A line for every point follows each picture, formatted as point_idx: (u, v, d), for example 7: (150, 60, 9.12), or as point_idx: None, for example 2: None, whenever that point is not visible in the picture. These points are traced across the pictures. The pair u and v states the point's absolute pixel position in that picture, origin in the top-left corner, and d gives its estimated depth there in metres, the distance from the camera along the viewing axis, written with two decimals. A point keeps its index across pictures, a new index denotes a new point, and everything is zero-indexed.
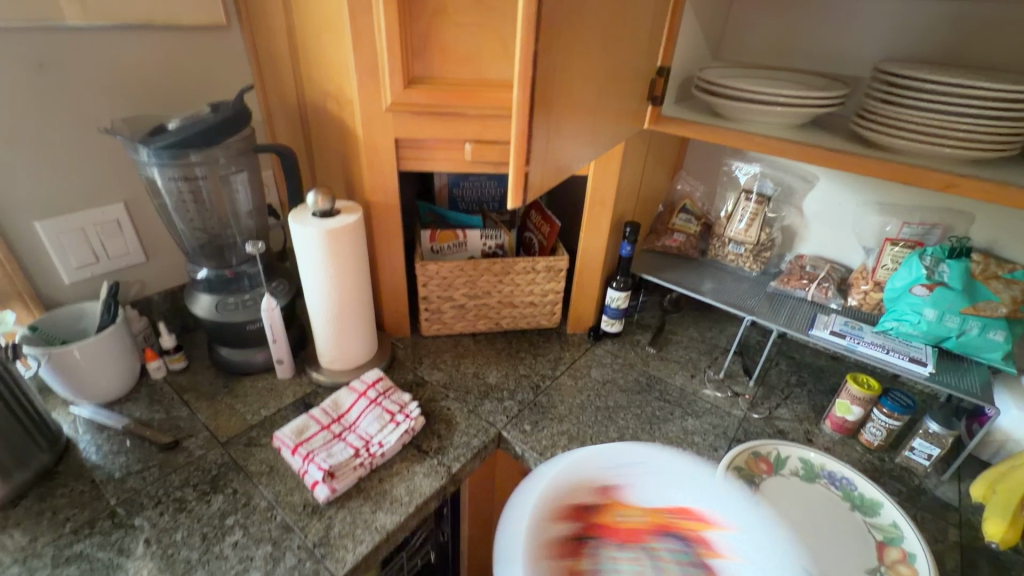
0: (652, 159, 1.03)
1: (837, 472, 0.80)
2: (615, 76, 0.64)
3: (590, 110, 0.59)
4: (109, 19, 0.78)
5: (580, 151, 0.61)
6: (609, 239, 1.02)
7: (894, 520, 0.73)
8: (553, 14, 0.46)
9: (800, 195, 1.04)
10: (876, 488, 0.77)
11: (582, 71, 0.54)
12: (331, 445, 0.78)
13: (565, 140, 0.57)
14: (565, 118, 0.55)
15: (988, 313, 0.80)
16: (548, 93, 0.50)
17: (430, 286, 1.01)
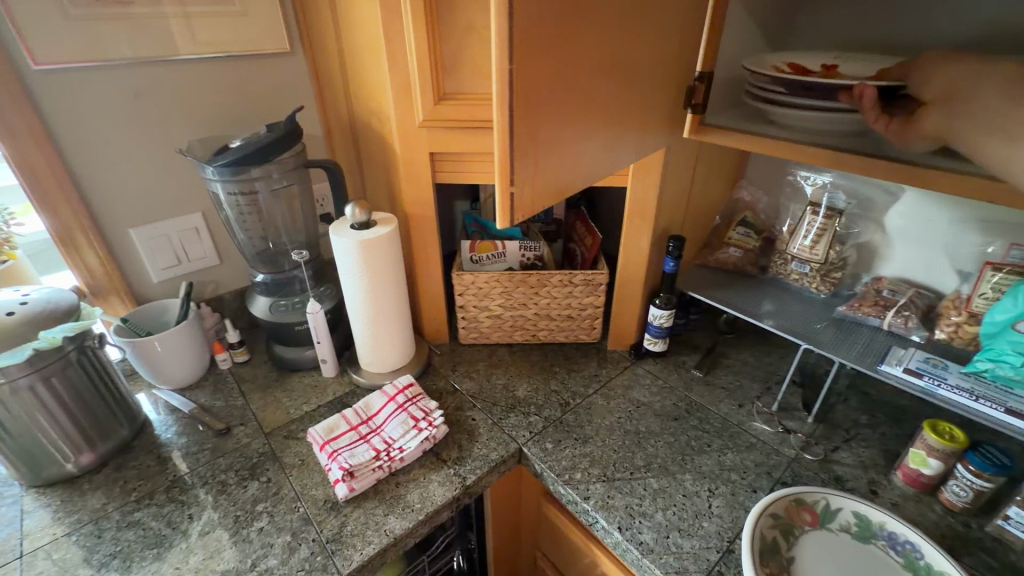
0: (704, 169, 0.96)
1: (900, 534, 0.68)
2: (636, 88, 0.60)
3: (599, 125, 0.57)
4: (187, 52, 0.89)
5: (592, 166, 0.59)
6: (651, 253, 0.96)
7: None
8: (534, 28, 0.45)
9: (879, 208, 0.91)
10: (949, 561, 0.64)
11: (582, 84, 0.52)
12: (356, 445, 0.83)
13: (570, 157, 0.55)
14: (565, 133, 0.53)
15: None
16: (535, 110, 0.48)
17: (467, 296, 1.03)
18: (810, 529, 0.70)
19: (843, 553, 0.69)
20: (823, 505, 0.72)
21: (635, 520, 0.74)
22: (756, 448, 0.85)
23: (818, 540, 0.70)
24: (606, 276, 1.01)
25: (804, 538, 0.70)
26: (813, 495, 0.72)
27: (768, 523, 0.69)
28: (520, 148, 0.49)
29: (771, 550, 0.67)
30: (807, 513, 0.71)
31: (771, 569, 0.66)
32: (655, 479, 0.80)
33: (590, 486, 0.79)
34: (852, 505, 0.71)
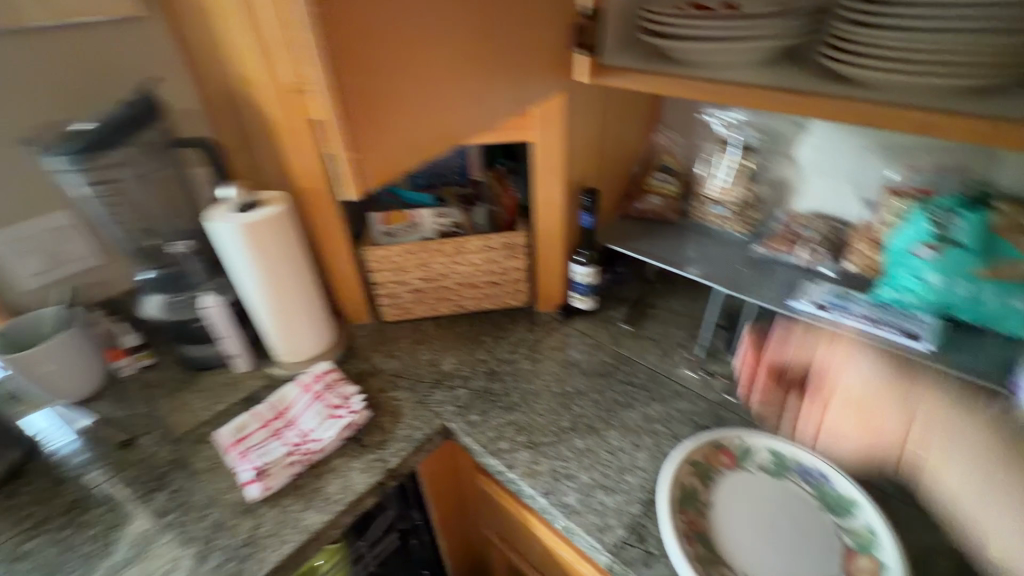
0: (614, 116, 0.91)
1: (811, 465, 0.70)
2: (499, 21, 0.54)
3: (458, 71, 0.51)
4: (7, 24, 0.76)
5: (460, 116, 0.53)
6: (567, 210, 0.92)
7: (871, 524, 0.63)
8: None
9: (789, 140, 0.89)
10: (855, 486, 0.66)
11: (420, 27, 0.46)
12: (268, 442, 0.78)
13: (426, 112, 0.49)
14: (412, 89, 0.47)
15: (1010, 276, 0.66)
16: (360, 65, 0.43)
17: (383, 272, 0.97)
18: (728, 470, 0.71)
19: (761, 488, 0.70)
20: (742, 446, 0.73)
21: (560, 483, 0.74)
22: (681, 396, 0.86)
23: (736, 480, 0.70)
24: (524, 237, 0.96)
25: (723, 478, 0.70)
26: (730, 437, 0.73)
27: (687, 470, 0.70)
28: (351, 105, 0.43)
29: (690, 497, 0.68)
30: (726, 456, 0.72)
31: (690, 515, 0.66)
32: (580, 439, 0.80)
33: (516, 454, 0.78)
34: (769, 443, 0.72)
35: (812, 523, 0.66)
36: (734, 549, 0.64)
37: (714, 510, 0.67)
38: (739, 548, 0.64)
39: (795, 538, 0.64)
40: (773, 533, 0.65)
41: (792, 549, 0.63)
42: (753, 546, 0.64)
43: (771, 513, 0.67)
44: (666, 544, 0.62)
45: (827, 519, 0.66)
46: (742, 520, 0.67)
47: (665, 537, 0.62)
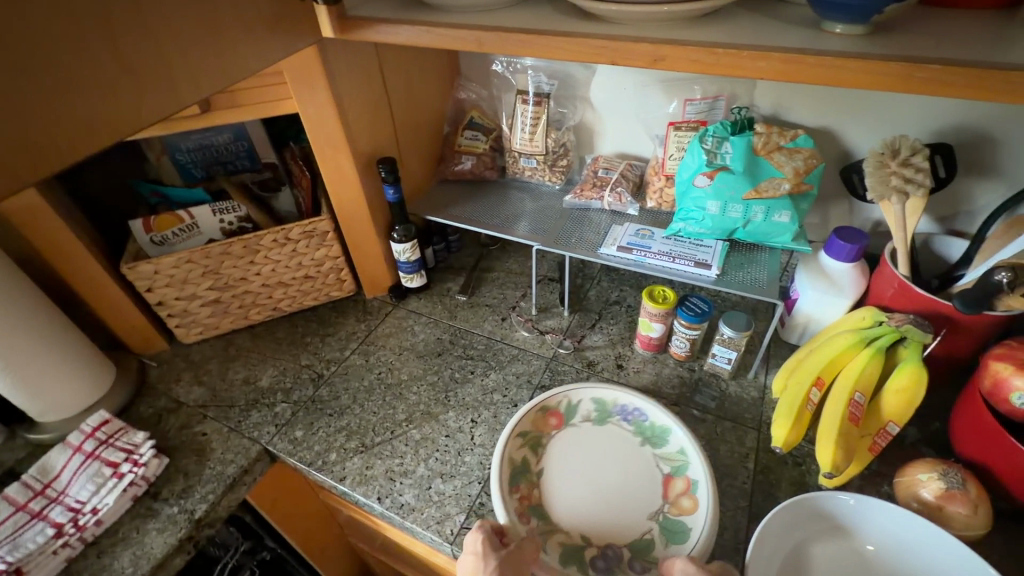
0: (398, 73, 0.82)
1: (629, 404, 0.73)
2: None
3: (66, 27, 0.36)
4: None
5: (91, 97, 0.39)
6: (365, 185, 0.82)
7: (682, 446, 0.68)
8: None
9: (581, 83, 0.87)
10: (665, 413, 0.70)
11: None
12: (23, 530, 0.63)
13: (19, 89, 0.34)
14: (35, 86, 0.35)
15: (771, 194, 0.71)
16: None
17: (159, 289, 0.81)
18: (557, 432, 0.71)
19: (589, 439, 0.70)
20: (567, 404, 0.73)
21: (395, 483, 0.69)
22: (517, 359, 0.84)
23: (566, 439, 0.70)
24: (328, 221, 0.84)
25: (552, 441, 0.70)
26: (556, 397, 0.73)
27: (516, 443, 0.68)
28: None
29: (522, 471, 0.67)
30: (554, 418, 0.72)
31: (523, 490, 0.65)
32: (417, 429, 0.75)
33: (347, 464, 0.71)
34: (591, 394, 0.74)
35: (635, 460, 0.68)
36: (567, 509, 0.64)
37: (545, 474, 0.67)
38: (572, 507, 0.65)
39: (619, 481, 0.67)
40: (602, 482, 0.67)
41: (618, 493, 0.66)
42: (584, 501, 0.65)
43: (598, 464, 0.68)
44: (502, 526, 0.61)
45: (647, 452, 0.69)
46: (574, 480, 0.67)
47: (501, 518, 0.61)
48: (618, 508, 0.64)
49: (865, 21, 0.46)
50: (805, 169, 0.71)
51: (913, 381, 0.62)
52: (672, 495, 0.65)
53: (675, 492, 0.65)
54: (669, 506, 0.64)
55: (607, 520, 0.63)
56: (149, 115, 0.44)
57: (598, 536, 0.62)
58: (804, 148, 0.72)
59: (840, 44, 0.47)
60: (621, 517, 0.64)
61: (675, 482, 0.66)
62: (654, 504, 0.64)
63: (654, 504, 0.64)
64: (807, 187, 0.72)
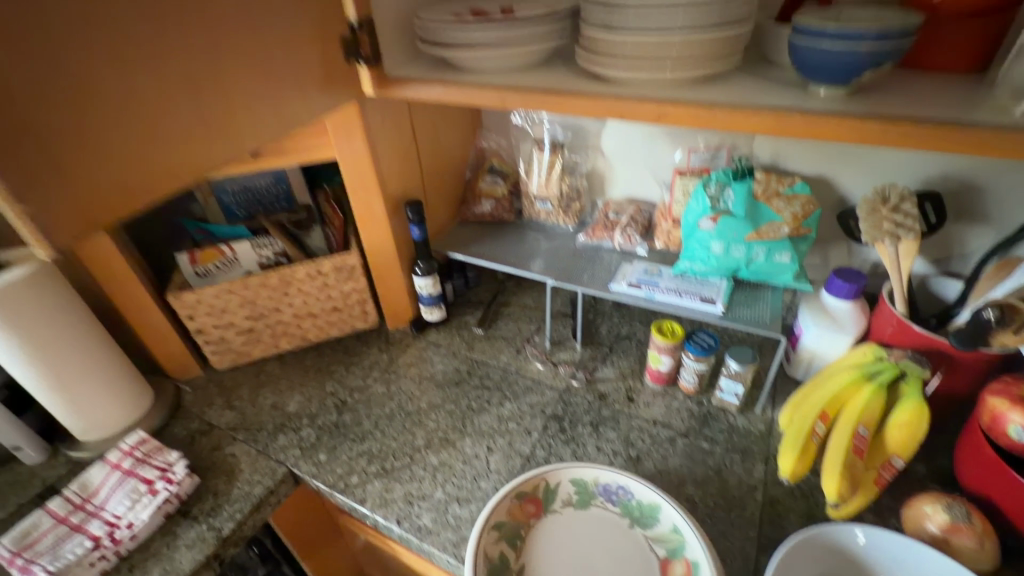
0: (425, 124, 0.90)
1: (611, 484, 0.68)
2: (212, 38, 0.47)
3: (159, 93, 0.44)
4: None
5: (176, 148, 0.46)
6: (392, 224, 0.89)
7: (674, 524, 0.63)
8: None
9: (593, 134, 0.94)
10: (653, 491, 0.65)
11: (75, 34, 0.37)
12: (64, 542, 0.66)
13: (119, 144, 0.42)
14: (129, 143, 0.42)
15: (772, 236, 0.76)
16: (41, 128, 0.37)
17: (199, 317, 0.87)
18: (536, 521, 0.67)
19: (573, 534, 0.67)
20: (544, 489, 0.68)
21: (413, 506, 0.71)
22: (532, 390, 0.88)
23: (546, 528, 0.67)
24: (357, 256, 0.91)
25: (532, 533, 0.67)
26: (534, 483, 0.67)
27: (492, 539, 0.63)
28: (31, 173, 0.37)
29: (500, 572, 0.63)
30: (532, 504, 0.67)
31: None
32: (435, 454, 0.78)
33: (367, 487, 0.74)
34: (569, 475, 0.68)
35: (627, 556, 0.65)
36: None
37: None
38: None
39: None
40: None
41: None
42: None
43: (585, 558, 0.65)
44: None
45: (639, 536, 0.66)
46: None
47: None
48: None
49: (846, 84, 0.52)
50: (802, 214, 0.76)
51: (914, 415, 0.64)
52: None
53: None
54: None
55: None
56: (216, 166, 0.50)
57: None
58: (802, 195, 0.77)
59: (823, 104, 0.53)
60: None
61: (675, 566, 0.63)
62: None
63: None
64: (805, 230, 0.77)
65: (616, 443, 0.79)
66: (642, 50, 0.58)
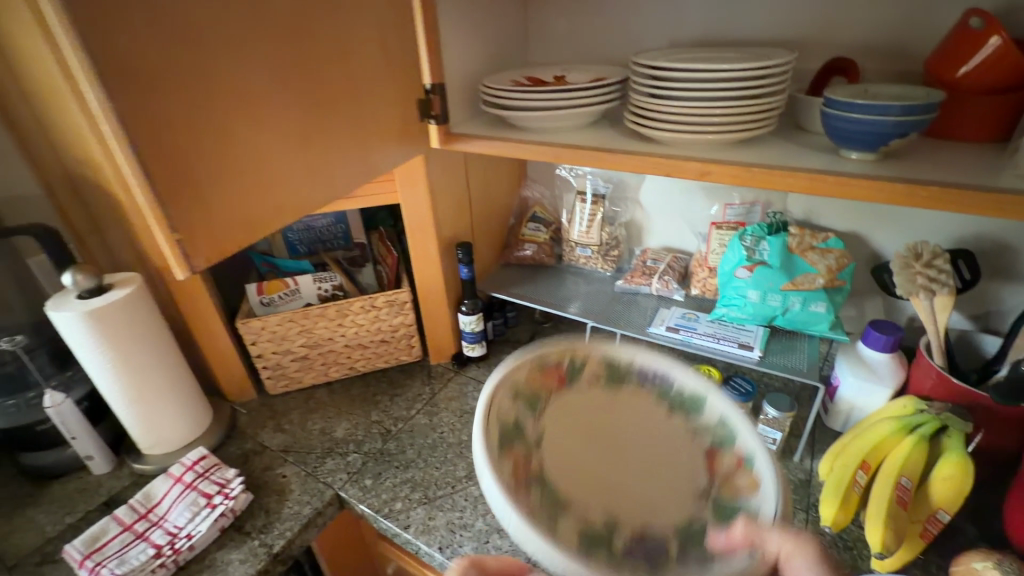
0: (478, 175, 0.98)
1: (649, 367, 0.57)
2: (323, 102, 0.56)
3: (281, 145, 0.52)
4: None
5: (289, 191, 0.54)
6: (443, 264, 0.96)
7: (723, 413, 0.52)
8: (146, 79, 0.40)
9: (633, 188, 1.01)
10: (694, 377, 0.55)
11: (228, 97, 0.46)
12: (129, 548, 0.71)
13: (248, 187, 0.49)
14: (255, 184, 0.50)
15: (807, 286, 0.80)
16: (191, 173, 0.44)
17: (261, 343, 0.94)
18: (556, 392, 0.54)
19: (595, 416, 0.53)
20: (569, 363, 0.56)
21: (455, 534, 0.74)
22: None
23: (563, 400, 0.54)
24: (408, 292, 0.97)
25: (552, 406, 0.53)
26: (557, 352, 0.56)
27: (508, 399, 0.51)
28: (179, 208, 0.44)
29: (516, 434, 0.48)
30: (554, 375, 0.55)
31: (517, 455, 0.47)
32: (476, 486, 0.80)
33: (411, 513, 0.77)
34: (603, 350, 0.57)
35: (663, 449, 0.52)
36: (571, 485, 0.46)
37: (544, 444, 0.49)
38: (581, 493, 0.46)
39: (648, 472, 0.49)
40: (627, 471, 0.49)
41: (648, 488, 0.48)
42: (599, 491, 0.47)
43: (606, 421, 0.53)
44: (498, 516, 0.42)
45: (678, 428, 0.53)
46: (579, 438, 0.51)
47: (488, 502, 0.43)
48: (654, 507, 0.46)
49: (874, 150, 0.57)
50: (837, 267, 0.80)
51: (960, 469, 0.64)
52: (723, 472, 0.49)
53: (725, 469, 0.49)
54: (718, 486, 0.48)
55: (636, 505, 0.46)
56: (316, 207, 0.58)
57: (629, 531, 0.44)
58: (836, 249, 0.80)
59: (855, 168, 0.58)
60: (660, 499, 0.47)
61: (723, 461, 0.50)
62: (698, 483, 0.49)
63: (697, 491, 0.48)
64: (840, 282, 0.80)
65: None
66: (686, 115, 0.64)
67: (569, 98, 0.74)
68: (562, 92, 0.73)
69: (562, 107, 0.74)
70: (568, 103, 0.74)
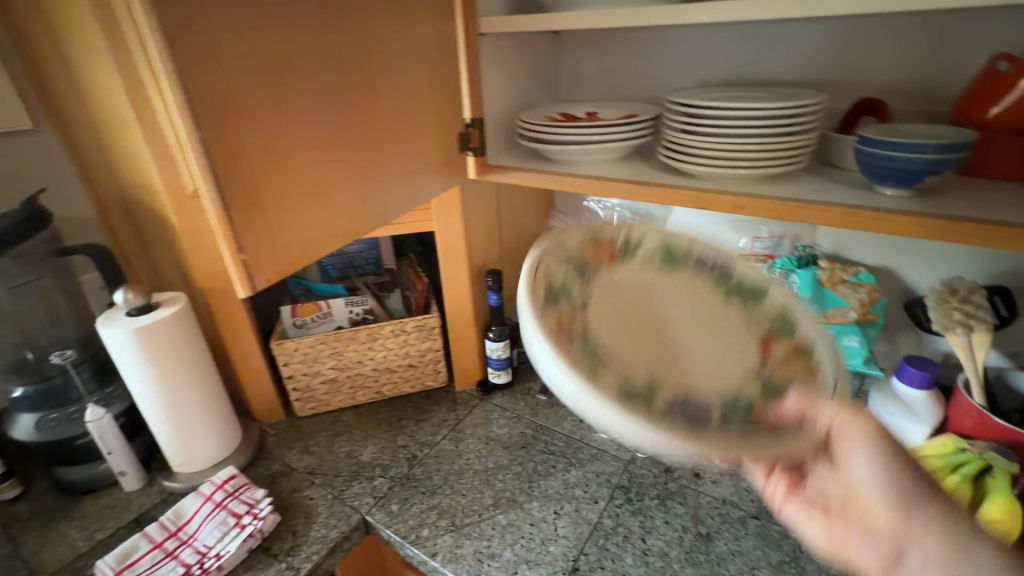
0: (509, 204, 1.01)
1: (708, 255, 0.61)
2: (375, 133, 0.59)
3: (337, 170, 0.54)
4: None
5: (342, 214, 0.56)
6: (473, 291, 0.97)
7: (784, 303, 0.57)
8: (224, 106, 0.43)
9: (660, 221, 1.03)
10: (756, 269, 0.60)
11: (295, 125, 0.49)
12: (159, 566, 0.71)
13: (306, 208, 0.52)
14: (312, 204, 0.52)
15: (838, 320, 0.80)
16: (256, 190, 0.47)
17: (293, 365, 0.95)
18: (610, 264, 0.59)
19: (647, 292, 0.60)
20: (623, 241, 0.61)
21: (483, 564, 0.73)
22: (597, 459, 0.89)
23: (615, 274, 0.59)
24: (438, 318, 0.99)
25: (604, 275, 0.58)
26: (614, 232, 0.62)
27: (554, 267, 0.55)
28: (244, 225, 0.46)
29: (564, 293, 0.53)
30: (606, 250, 0.60)
31: (563, 313, 0.50)
32: (503, 514, 0.80)
33: (438, 540, 0.76)
34: (658, 232, 0.62)
35: (713, 330, 0.57)
36: (616, 347, 0.51)
37: (593, 309, 0.54)
38: (621, 355, 0.50)
39: (695, 345, 0.56)
40: (669, 342, 0.55)
41: (692, 359, 0.54)
42: (641, 353, 0.52)
43: (658, 304, 0.59)
44: (541, 373, 0.44)
45: (735, 315, 0.58)
46: (631, 313, 0.56)
47: (535, 368, 0.45)
48: (694, 374, 0.51)
49: (909, 186, 0.58)
50: (869, 301, 0.79)
51: (1007, 511, 0.63)
52: (776, 358, 0.53)
53: (782, 355, 0.54)
54: (771, 366, 0.53)
55: (682, 369, 0.52)
56: (364, 230, 0.60)
57: (665, 387, 0.48)
58: (867, 283, 0.81)
59: (891, 203, 0.59)
60: (704, 368, 0.53)
61: (777, 348, 0.54)
62: (751, 363, 0.54)
63: (752, 368, 0.53)
64: (872, 316, 0.80)
65: (684, 519, 0.78)
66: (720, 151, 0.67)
67: (603, 133, 0.77)
68: (596, 127, 0.76)
69: (596, 141, 0.77)
70: (602, 139, 0.77)
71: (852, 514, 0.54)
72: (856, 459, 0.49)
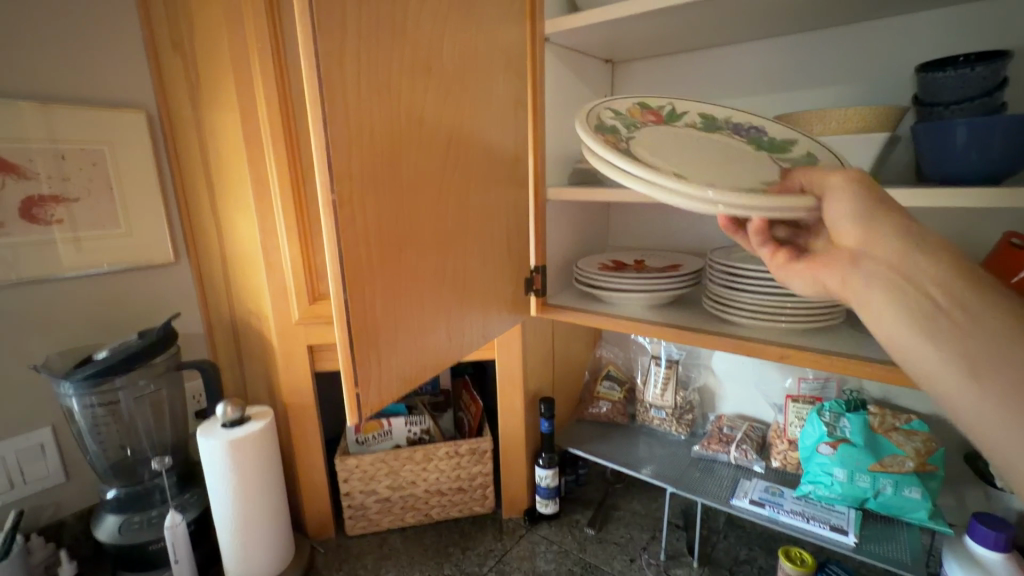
0: (563, 335, 1.11)
1: (744, 125, 0.70)
2: (463, 284, 0.69)
3: (432, 311, 0.63)
4: (94, 262, 0.94)
5: (431, 348, 0.64)
6: (527, 416, 1.03)
7: (809, 152, 0.65)
8: (362, 263, 0.53)
9: (704, 355, 1.08)
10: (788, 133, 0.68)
11: (408, 271, 0.59)
12: None
13: (408, 344, 0.60)
14: (412, 336, 0.61)
15: (896, 468, 0.80)
16: (373, 325, 0.55)
17: (351, 482, 1.00)
18: (653, 121, 0.68)
19: (677, 133, 0.66)
20: (669, 110, 0.71)
21: None
22: None
23: (656, 125, 0.67)
24: (490, 442, 1.03)
25: (647, 126, 0.66)
26: (659, 104, 0.71)
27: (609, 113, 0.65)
28: (360, 357, 0.54)
29: (614, 130, 0.62)
30: (651, 115, 0.69)
31: (611, 138, 0.59)
32: None
33: None
34: (697, 109, 0.72)
35: (733, 144, 0.65)
36: (651, 153, 0.59)
37: (638, 137, 0.62)
38: (658, 159, 0.58)
39: (720, 160, 0.61)
40: (699, 153, 0.62)
41: (713, 165, 0.60)
42: (667, 159, 0.59)
43: (686, 140, 0.65)
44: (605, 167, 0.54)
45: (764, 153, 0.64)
46: (664, 140, 0.64)
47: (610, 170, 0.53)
48: (713, 173, 0.58)
49: None
50: (925, 451, 0.79)
51: None
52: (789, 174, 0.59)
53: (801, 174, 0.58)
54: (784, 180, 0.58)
55: (704, 172, 0.58)
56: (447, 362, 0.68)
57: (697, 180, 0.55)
58: (921, 431, 0.81)
59: None
60: (725, 176, 0.58)
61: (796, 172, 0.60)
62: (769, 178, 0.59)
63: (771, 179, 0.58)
64: (931, 466, 0.79)
65: None
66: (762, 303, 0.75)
67: (654, 280, 0.87)
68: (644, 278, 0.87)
69: (646, 289, 0.87)
70: (652, 288, 0.87)
71: (827, 257, 0.54)
72: (833, 202, 0.50)
